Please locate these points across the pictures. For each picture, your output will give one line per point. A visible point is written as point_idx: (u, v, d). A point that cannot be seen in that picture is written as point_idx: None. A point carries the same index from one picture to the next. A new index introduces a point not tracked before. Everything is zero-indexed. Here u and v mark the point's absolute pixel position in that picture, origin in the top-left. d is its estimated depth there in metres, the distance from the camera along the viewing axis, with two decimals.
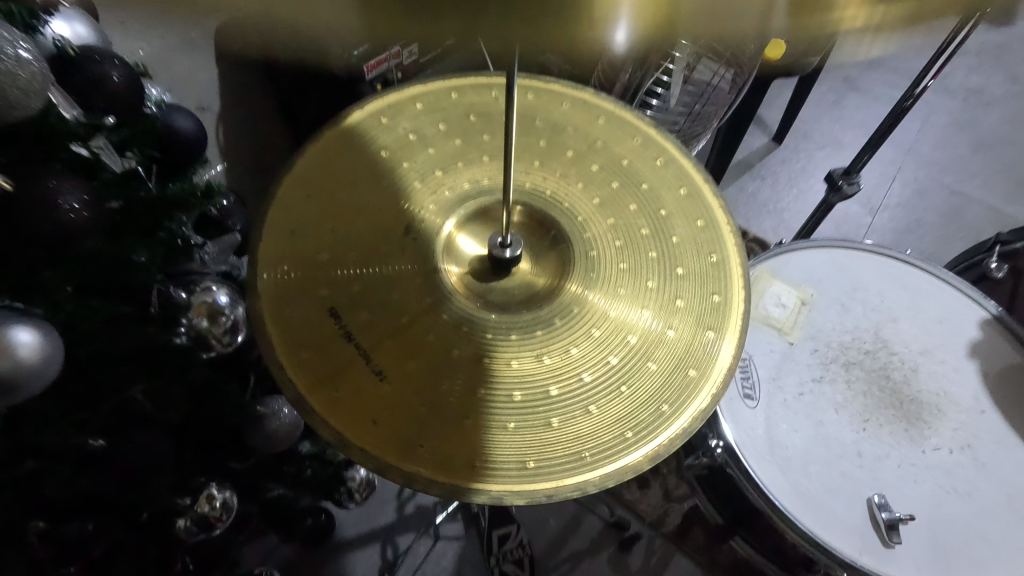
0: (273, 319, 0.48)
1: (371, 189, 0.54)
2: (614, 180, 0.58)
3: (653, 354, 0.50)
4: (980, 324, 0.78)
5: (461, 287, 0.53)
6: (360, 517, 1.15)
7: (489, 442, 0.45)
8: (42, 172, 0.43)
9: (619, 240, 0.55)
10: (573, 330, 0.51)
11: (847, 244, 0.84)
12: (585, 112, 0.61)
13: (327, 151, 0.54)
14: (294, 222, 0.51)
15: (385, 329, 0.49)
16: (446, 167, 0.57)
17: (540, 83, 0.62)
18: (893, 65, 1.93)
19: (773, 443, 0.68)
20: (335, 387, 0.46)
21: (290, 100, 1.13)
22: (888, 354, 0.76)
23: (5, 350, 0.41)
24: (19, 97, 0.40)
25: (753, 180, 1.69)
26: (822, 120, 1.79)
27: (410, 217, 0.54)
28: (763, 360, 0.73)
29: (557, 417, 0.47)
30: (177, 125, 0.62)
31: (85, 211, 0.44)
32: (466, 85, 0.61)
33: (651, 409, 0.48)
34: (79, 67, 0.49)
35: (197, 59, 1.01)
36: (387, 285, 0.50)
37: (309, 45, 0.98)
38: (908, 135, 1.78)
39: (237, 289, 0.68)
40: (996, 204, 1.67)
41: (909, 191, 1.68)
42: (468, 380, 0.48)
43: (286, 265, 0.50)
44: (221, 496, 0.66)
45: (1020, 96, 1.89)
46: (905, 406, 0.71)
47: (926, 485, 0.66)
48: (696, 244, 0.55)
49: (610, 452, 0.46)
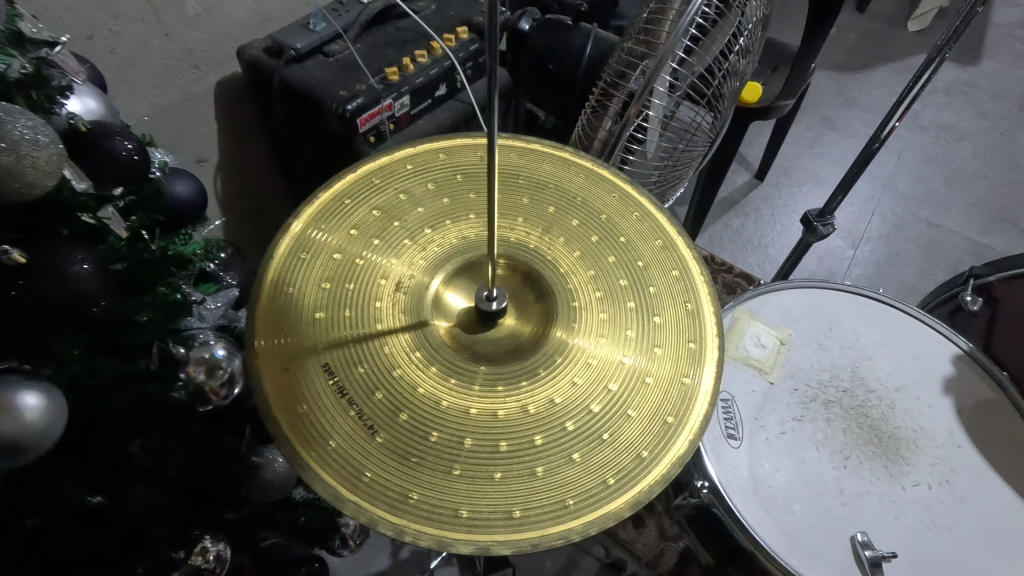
0: (269, 377, 0.50)
1: (363, 248, 0.57)
2: (593, 234, 0.61)
3: (633, 401, 0.52)
4: (953, 360, 0.81)
5: (449, 340, 0.56)
6: (353, 563, 1.15)
7: (478, 494, 0.47)
8: (56, 243, 0.47)
9: (598, 291, 0.58)
10: (556, 379, 0.53)
11: (821, 284, 0.88)
12: (565, 169, 0.65)
13: (322, 213, 0.58)
14: (290, 282, 0.54)
15: (375, 384, 0.51)
16: (434, 224, 0.60)
17: (521, 143, 0.66)
18: (866, 103, 2.01)
19: (757, 482, 0.70)
20: (329, 441, 0.48)
21: (285, 152, 1.17)
22: (865, 391, 0.78)
23: (13, 413, 0.43)
24: (37, 177, 0.43)
25: (737, 216, 1.75)
26: (802, 158, 1.86)
27: (399, 274, 0.56)
28: (746, 400, 0.76)
29: (542, 466, 0.49)
30: (179, 190, 0.66)
31: (95, 280, 0.48)
32: (453, 147, 0.65)
33: (631, 456, 0.50)
34: (87, 140, 0.52)
35: (199, 115, 1.05)
36: (378, 340, 0.53)
37: (304, 100, 1.02)
38: (884, 170, 1.85)
39: (233, 342, 0.70)
40: (972, 235, 1.72)
41: (887, 225, 1.73)
42: (456, 432, 0.50)
43: (283, 323, 0.52)
44: (214, 549, 0.66)
45: (989, 132, 1.98)
46: (884, 443, 0.74)
47: (907, 521, 0.68)
48: (672, 293, 0.58)
49: (592, 500, 0.48)
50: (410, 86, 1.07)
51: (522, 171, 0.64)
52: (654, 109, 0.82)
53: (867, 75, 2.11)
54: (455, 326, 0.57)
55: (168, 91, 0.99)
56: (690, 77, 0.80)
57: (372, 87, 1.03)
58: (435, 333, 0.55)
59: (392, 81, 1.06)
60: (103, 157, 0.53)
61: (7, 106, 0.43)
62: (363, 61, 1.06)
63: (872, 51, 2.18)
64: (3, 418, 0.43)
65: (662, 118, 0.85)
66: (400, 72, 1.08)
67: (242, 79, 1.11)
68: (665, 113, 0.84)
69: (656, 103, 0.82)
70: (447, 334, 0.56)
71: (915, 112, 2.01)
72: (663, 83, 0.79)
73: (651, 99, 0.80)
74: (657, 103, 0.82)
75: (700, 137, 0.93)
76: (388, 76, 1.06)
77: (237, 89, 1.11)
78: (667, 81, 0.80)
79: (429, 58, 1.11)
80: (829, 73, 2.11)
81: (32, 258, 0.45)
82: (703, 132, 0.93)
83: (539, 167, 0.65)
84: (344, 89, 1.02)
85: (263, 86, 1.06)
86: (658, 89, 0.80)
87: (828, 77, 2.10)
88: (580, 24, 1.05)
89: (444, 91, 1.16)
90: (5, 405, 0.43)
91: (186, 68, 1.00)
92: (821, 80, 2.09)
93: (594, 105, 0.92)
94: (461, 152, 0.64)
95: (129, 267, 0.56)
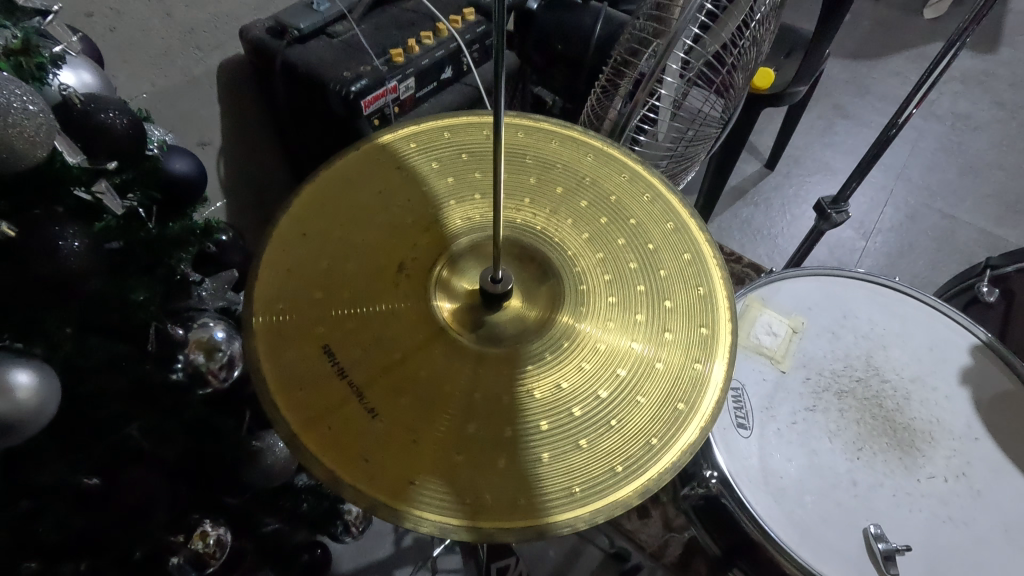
0: (268, 358, 0.48)
1: (365, 226, 0.55)
2: (603, 216, 0.59)
3: (642, 387, 0.51)
4: (971, 351, 0.78)
5: (452, 322, 0.53)
6: (355, 550, 1.15)
7: (481, 480, 0.46)
8: (48, 217, 0.45)
9: (607, 274, 0.56)
10: (563, 364, 0.51)
11: (835, 271, 0.85)
12: (574, 149, 0.63)
13: (323, 192, 0.56)
14: (289, 262, 0.52)
15: (378, 365, 0.49)
16: (438, 204, 0.58)
17: (528, 121, 0.64)
18: (880, 92, 1.97)
19: (767, 472, 0.68)
20: (329, 423, 0.47)
21: (289, 135, 1.15)
22: (880, 381, 0.76)
23: (3, 391, 0.42)
24: (25, 147, 0.42)
25: (746, 205, 1.72)
26: (813, 147, 1.83)
27: (403, 253, 0.55)
28: (756, 389, 0.74)
29: (548, 452, 0.47)
30: (176, 168, 0.64)
31: (87, 256, 0.46)
32: (458, 125, 0.63)
33: (640, 443, 0.48)
34: (77, 112, 0.50)
35: (201, 97, 1.03)
36: (380, 322, 0.51)
37: (308, 81, 1.00)
38: (898, 160, 1.81)
39: (232, 324, 0.69)
40: (987, 227, 1.68)
41: (900, 215, 1.70)
42: (460, 416, 0.48)
43: (282, 304, 0.50)
44: (214, 533, 0.67)
45: (1006, 121, 1.93)
46: (899, 434, 0.72)
47: (922, 514, 0.66)
48: (683, 277, 0.56)
49: (600, 487, 0.46)
50: (415, 68, 1.05)
51: (530, 151, 0.62)
52: (666, 88, 0.79)
53: (881, 63, 2.06)
54: (460, 308, 0.54)
55: (169, 71, 0.97)
56: (703, 57, 0.78)
57: (377, 69, 1.01)
58: (439, 316, 0.52)
59: (397, 63, 1.03)
60: (95, 129, 0.51)
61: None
62: (367, 42, 1.04)
63: (887, 38, 2.13)
64: None
65: (674, 100, 0.81)
66: (405, 54, 1.06)
67: (244, 60, 1.09)
68: (676, 95, 0.81)
69: (667, 83, 0.78)
70: (450, 317, 0.53)
71: (931, 101, 1.96)
72: (676, 61, 0.76)
73: (663, 78, 0.78)
74: (669, 82, 0.79)
75: (712, 122, 0.91)
76: (392, 58, 1.03)
77: (239, 71, 1.09)
78: (680, 57, 0.76)
79: (434, 40, 1.09)
80: (842, 61, 2.06)
81: (23, 231, 0.44)
82: (714, 118, 0.90)
83: (547, 146, 0.63)
84: (348, 70, 1.00)
85: (266, 67, 1.04)
86: (671, 67, 0.77)
87: (841, 64, 2.05)
88: (589, 4, 1.03)
89: (449, 73, 1.14)
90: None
91: (187, 47, 0.98)
92: (834, 67, 2.04)
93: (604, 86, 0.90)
94: (466, 131, 0.62)
95: (125, 244, 0.55)
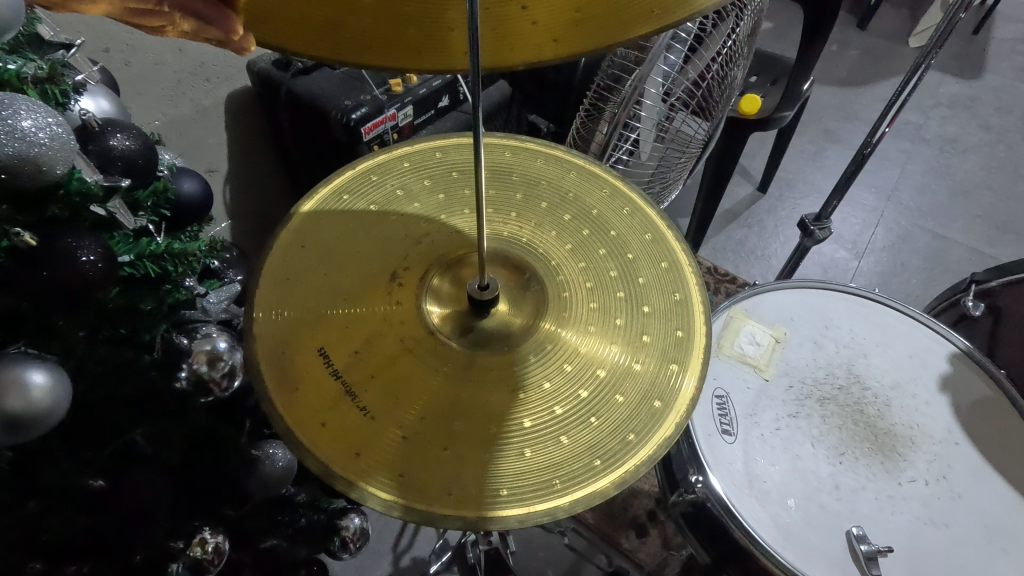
0: (267, 362, 0.51)
1: (359, 239, 0.59)
2: (585, 228, 0.62)
3: (621, 387, 0.53)
4: (948, 358, 0.81)
5: (442, 327, 0.55)
6: (354, 569, 1.15)
7: (467, 474, 0.48)
8: (68, 230, 0.49)
9: (589, 281, 0.59)
10: (546, 365, 0.54)
11: (816, 284, 0.88)
12: (558, 167, 0.67)
13: (321, 208, 0.60)
14: (289, 272, 0.56)
15: (370, 367, 0.52)
16: (429, 218, 0.61)
17: (515, 142, 0.68)
18: (868, 117, 2.03)
19: (752, 477, 0.69)
20: (323, 421, 0.49)
21: (293, 162, 1.20)
22: (861, 388, 0.78)
23: (19, 390, 0.45)
24: (49, 164, 0.46)
25: (739, 227, 1.76)
26: (804, 170, 1.88)
27: (395, 264, 0.58)
28: (740, 397, 0.76)
29: (531, 448, 0.50)
30: (184, 188, 0.69)
31: (102, 264, 0.50)
32: (448, 146, 0.67)
33: (617, 438, 0.51)
34: (95, 135, 0.55)
35: (208, 126, 1.09)
36: (374, 327, 0.54)
37: (311, 110, 1.06)
38: (888, 182, 1.85)
39: (234, 336, 0.72)
40: (978, 246, 1.71)
41: (892, 236, 1.73)
42: (448, 415, 0.51)
43: (280, 310, 0.54)
44: (213, 540, 0.68)
45: (994, 144, 1.98)
46: (880, 439, 0.74)
47: (904, 516, 0.68)
48: (661, 284, 0.59)
49: (578, 480, 0.49)
50: (412, 96, 1.11)
51: (517, 170, 0.66)
52: (646, 111, 0.83)
53: (868, 89, 2.13)
54: (450, 314, 0.56)
55: (180, 103, 1.03)
56: (683, 83, 0.82)
57: (377, 98, 1.07)
58: (429, 321, 0.55)
59: (396, 92, 1.09)
60: (111, 151, 0.55)
61: (25, 98, 0.45)
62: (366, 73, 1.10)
63: (874, 67, 2.20)
64: (10, 395, 0.45)
65: (656, 122, 0.86)
66: (403, 84, 1.12)
67: (251, 92, 1.14)
68: (655, 118, 0.85)
69: (647, 105, 0.83)
70: (440, 321, 0.56)
71: (918, 126, 2.02)
72: (655, 85, 0.80)
73: (642, 101, 0.81)
74: (648, 104, 0.82)
75: (695, 145, 0.96)
76: (392, 88, 1.09)
77: (246, 102, 1.14)
78: (659, 82, 0.80)
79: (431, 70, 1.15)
80: (831, 88, 2.13)
81: (44, 241, 0.47)
82: (697, 141, 0.95)
83: (533, 165, 0.66)
84: (349, 100, 1.05)
85: (270, 96, 1.10)
86: (650, 91, 0.80)
87: (829, 92, 2.12)
88: None
89: (446, 102, 1.19)
90: (11, 383, 0.45)
91: (198, 80, 1.04)
92: (823, 94, 2.11)
93: (591, 111, 0.95)
94: (457, 151, 0.66)
95: (135, 258, 0.58)
